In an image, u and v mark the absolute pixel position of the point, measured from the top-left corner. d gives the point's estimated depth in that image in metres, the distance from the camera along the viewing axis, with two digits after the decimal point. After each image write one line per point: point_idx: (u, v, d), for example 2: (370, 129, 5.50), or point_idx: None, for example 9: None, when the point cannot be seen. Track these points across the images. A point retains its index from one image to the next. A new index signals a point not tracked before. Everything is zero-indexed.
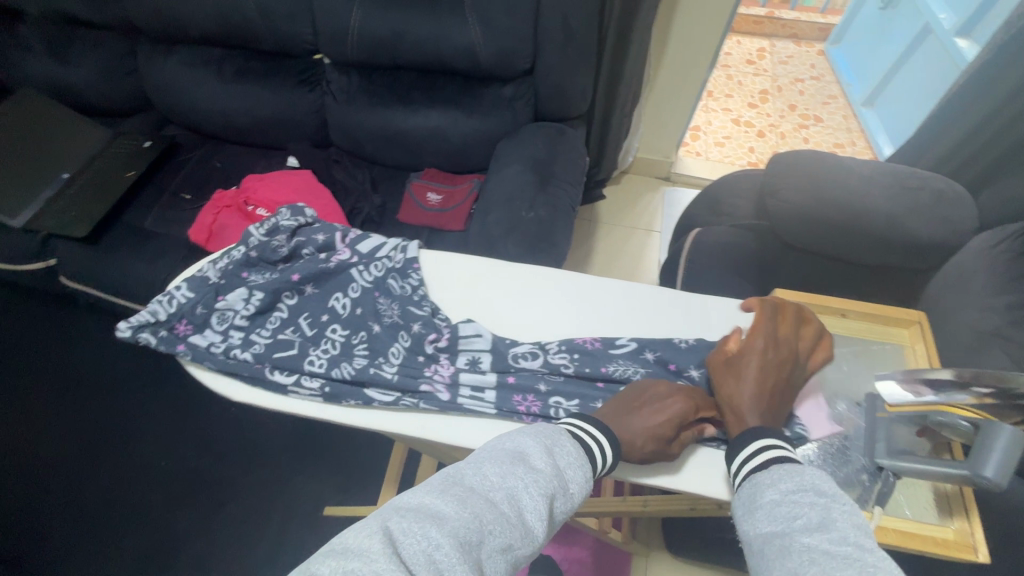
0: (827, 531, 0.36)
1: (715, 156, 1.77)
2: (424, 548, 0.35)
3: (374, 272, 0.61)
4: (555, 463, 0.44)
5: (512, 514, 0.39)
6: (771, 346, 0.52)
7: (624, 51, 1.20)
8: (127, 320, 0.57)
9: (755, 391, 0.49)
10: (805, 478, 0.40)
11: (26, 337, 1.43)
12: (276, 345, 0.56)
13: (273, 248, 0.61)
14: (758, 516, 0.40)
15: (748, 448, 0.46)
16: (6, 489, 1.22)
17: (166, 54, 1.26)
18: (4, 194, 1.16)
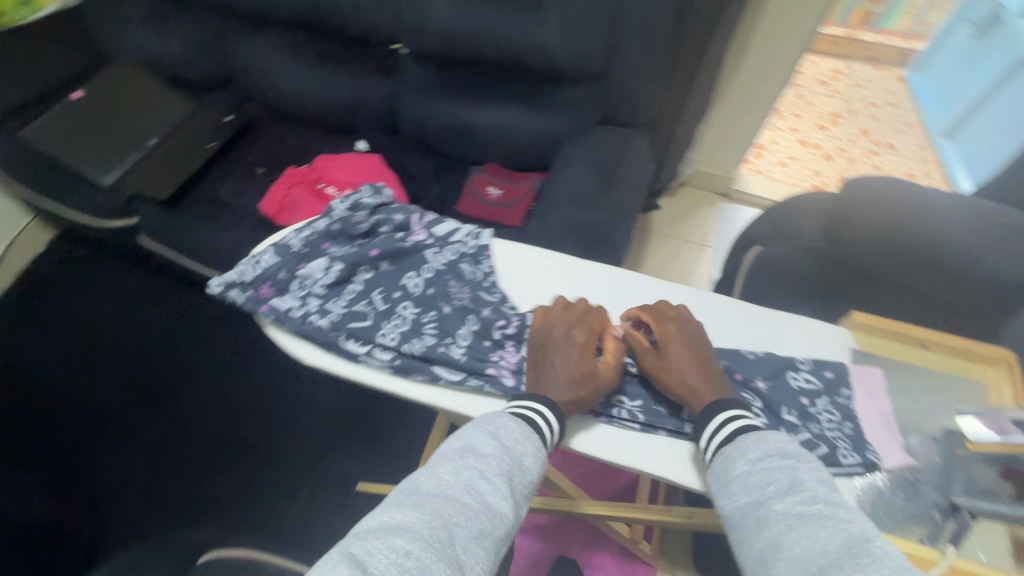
0: (796, 493, 0.41)
1: (779, 176, 1.73)
2: (395, 561, 0.35)
3: (448, 256, 0.63)
4: (504, 444, 0.46)
5: (475, 502, 0.41)
6: (680, 328, 0.56)
7: (699, 62, 1.19)
8: (218, 277, 0.60)
9: (696, 372, 0.53)
10: (768, 450, 0.45)
11: (96, 290, 1.52)
12: (351, 315, 0.58)
13: (355, 223, 0.64)
14: (733, 489, 0.45)
15: (713, 421, 0.50)
16: (70, 429, 1.31)
17: (254, 35, 1.32)
18: (96, 154, 1.24)
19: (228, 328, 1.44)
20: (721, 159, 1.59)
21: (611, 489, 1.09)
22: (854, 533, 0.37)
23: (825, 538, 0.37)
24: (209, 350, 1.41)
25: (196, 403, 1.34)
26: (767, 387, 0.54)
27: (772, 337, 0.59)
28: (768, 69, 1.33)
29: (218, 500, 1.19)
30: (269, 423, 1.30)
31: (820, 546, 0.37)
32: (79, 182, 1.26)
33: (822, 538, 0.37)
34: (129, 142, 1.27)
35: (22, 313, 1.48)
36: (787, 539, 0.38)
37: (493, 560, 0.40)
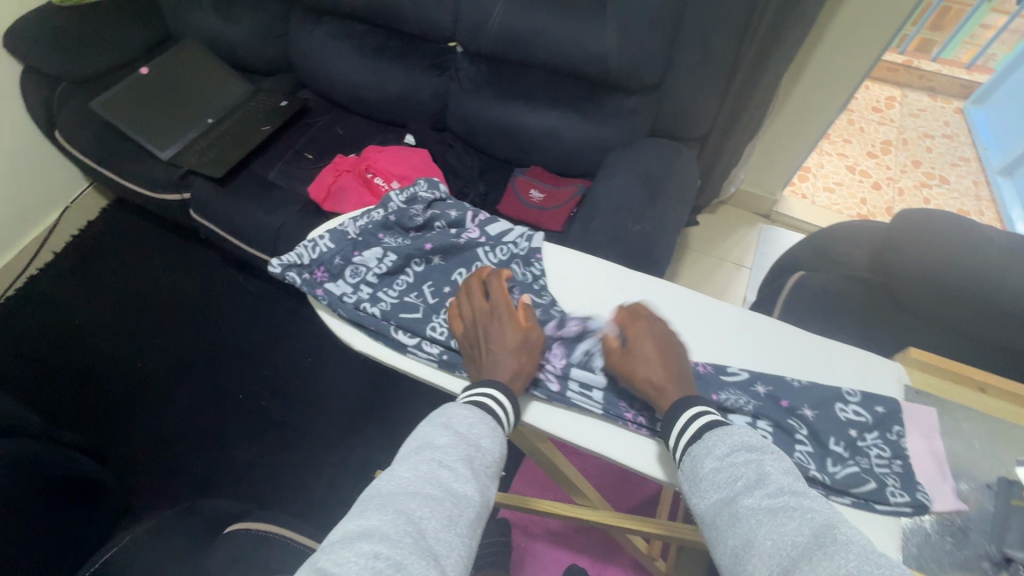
0: (763, 487, 0.42)
1: (823, 202, 1.69)
2: (366, 564, 0.37)
3: (499, 256, 0.66)
4: (461, 431, 0.48)
5: (438, 491, 0.43)
6: (649, 325, 0.57)
7: (755, 81, 1.17)
8: (279, 259, 0.64)
9: (659, 368, 0.53)
10: (731, 445, 0.46)
11: (141, 258, 1.57)
12: (402, 307, 0.62)
13: (410, 216, 0.68)
14: (703, 486, 0.45)
15: (678, 421, 0.50)
16: (110, 391, 1.37)
17: (315, 25, 1.36)
18: (157, 130, 1.30)
19: (264, 307, 1.48)
20: (766, 180, 1.56)
21: (630, 501, 1.08)
22: (820, 521, 0.39)
23: (794, 530, 0.38)
24: (245, 327, 1.45)
25: (230, 377, 1.39)
26: (814, 417, 0.53)
27: (822, 366, 0.58)
28: (826, 92, 1.30)
29: (244, 472, 1.26)
30: (297, 402, 1.35)
31: (791, 538, 0.38)
32: (139, 155, 1.31)
33: (793, 531, 0.38)
34: (189, 121, 1.33)
35: (73, 275, 1.55)
36: (760, 534, 0.39)
37: (467, 544, 0.42)
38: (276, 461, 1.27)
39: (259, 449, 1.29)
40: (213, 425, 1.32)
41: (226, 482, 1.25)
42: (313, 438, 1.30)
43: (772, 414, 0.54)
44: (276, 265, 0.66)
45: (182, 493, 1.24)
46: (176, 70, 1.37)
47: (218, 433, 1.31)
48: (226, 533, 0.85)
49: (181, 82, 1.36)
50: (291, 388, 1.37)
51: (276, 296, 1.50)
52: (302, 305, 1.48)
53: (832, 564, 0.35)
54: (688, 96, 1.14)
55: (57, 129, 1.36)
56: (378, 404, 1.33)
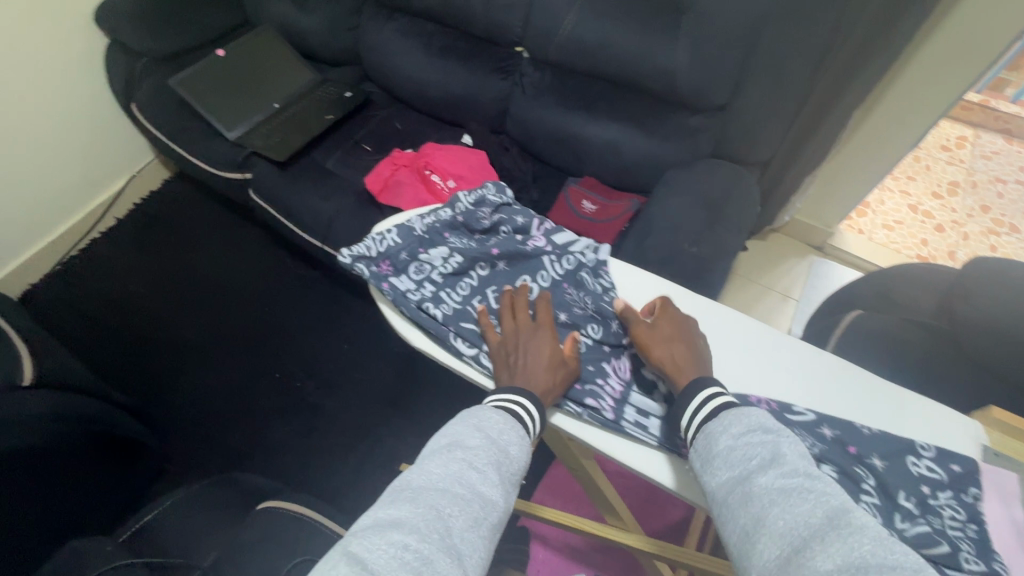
0: (777, 468, 0.43)
1: (881, 239, 1.63)
2: (395, 554, 0.39)
3: (563, 266, 0.70)
4: (490, 434, 0.50)
5: (467, 492, 0.45)
6: (684, 319, 0.62)
7: (827, 110, 1.13)
8: (350, 250, 0.69)
9: (684, 349, 0.58)
10: (748, 427, 0.48)
11: (197, 230, 1.63)
12: (463, 313, 0.66)
13: (477, 218, 0.72)
14: (717, 464, 0.47)
15: (692, 401, 0.54)
16: (157, 355, 1.42)
17: (386, 20, 1.38)
18: (227, 110, 1.34)
19: (308, 291, 1.51)
20: (824, 211, 1.51)
21: (656, 525, 1.06)
22: (834, 504, 0.40)
23: (807, 510, 0.40)
24: (288, 308, 1.49)
25: (269, 356, 1.42)
26: (883, 467, 0.51)
27: (892, 416, 0.57)
28: (900, 126, 1.24)
29: (275, 449, 1.29)
30: (331, 388, 1.37)
31: (803, 518, 0.39)
32: (207, 134, 1.36)
33: (805, 511, 0.40)
34: (257, 104, 1.37)
35: (133, 242, 1.61)
36: (771, 512, 0.41)
37: (488, 545, 0.44)
38: (306, 443, 1.29)
39: (291, 429, 1.31)
40: (249, 401, 1.36)
41: (256, 457, 1.28)
42: (342, 424, 1.32)
43: (838, 459, 0.51)
44: (345, 255, 0.71)
45: (215, 464, 1.27)
46: (249, 54, 1.41)
47: (252, 409, 1.34)
48: (258, 509, 0.87)
49: (253, 66, 1.41)
50: (326, 373, 1.39)
51: (320, 281, 1.53)
52: (344, 292, 1.50)
53: (842, 543, 0.37)
54: (756, 119, 1.11)
55: (133, 102, 1.43)
56: (409, 397, 1.34)
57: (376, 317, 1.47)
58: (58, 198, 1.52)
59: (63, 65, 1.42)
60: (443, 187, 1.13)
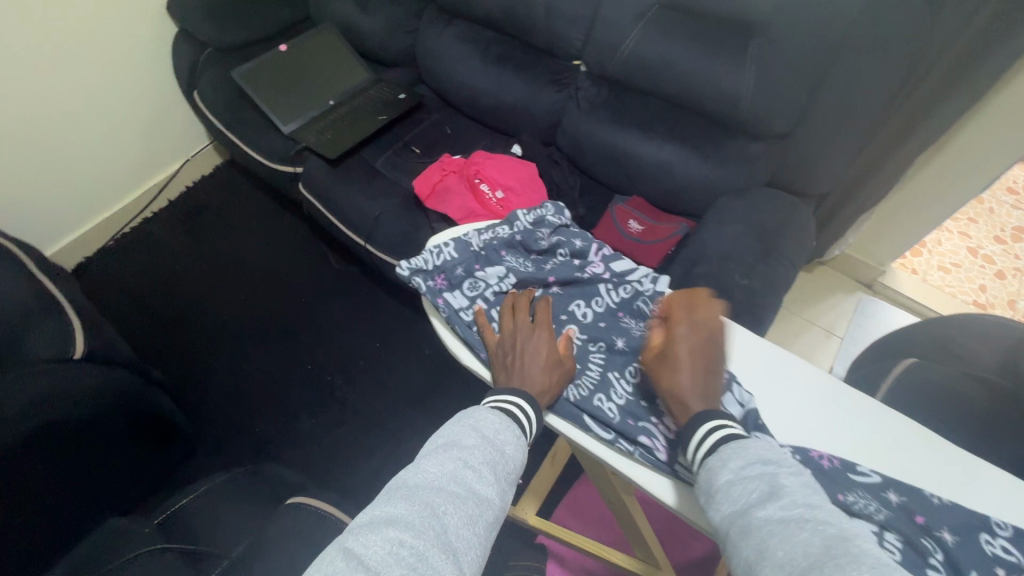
0: (777, 500, 0.43)
1: (935, 281, 1.56)
2: (390, 550, 0.41)
3: (620, 295, 0.68)
4: (487, 434, 0.52)
5: (461, 490, 0.46)
6: (693, 333, 0.57)
7: (895, 146, 1.09)
8: (408, 263, 0.72)
9: (685, 379, 0.55)
10: (746, 460, 0.47)
11: (243, 217, 1.67)
12: None
13: (535, 239, 0.73)
14: (718, 498, 0.47)
15: (698, 430, 0.52)
16: (196, 336, 1.46)
17: (446, 25, 1.40)
18: (285, 105, 1.37)
19: (345, 287, 1.53)
20: (878, 247, 1.45)
21: (679, 559, 1.04)
22: (834, 534, 0.39)
23: (806, 541, 0.39)
24: (324, 302, 1.51)
25: (303, 348, 1.44)
26: (954, 542, 0.48)
27: (962, 488, 0.53)
28: (971, 168, 1.19)
29: (302, 441, 1.30)
30: (360, 385, 1.38)
31: (802, 550, 0.39)
32: (263, 126, 1.39)
33: (804, 542, 0.39)
34: (313, 101, 1.40)
35: (182, 224, 1.66)
36: (772, 544, 0.40)
37: (484, 543, 0.45)
38: (331, 437, 1.31)
39: (318, 422, 1.33)
40: (280, 391, 1.38)
41: (283, 446, 1.30)
42: (368, 423, 1.32)
43: (904, 527, 0.49)
44: (403, 267, 0.73)
45: (243, 450, 1.30)
46: (309, 50, 1.44)
47: (282, 400, 1.36)
48: (287, 504, 0.88)
49: (312, 62, 1.43)
50: (357, 369, 1.40)
51: (357, 278, 1.54)
52: (380, 291, 1.52)
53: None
54: (818, 151, 1.07)
55: (196, 90, 1.47)
56: (437, 401, 1.35)
57: (410, 318, 1.47)
58: (118, 176, 1.58)
59: (134, 50, 1.47)
60: (491, 198, 1.13)
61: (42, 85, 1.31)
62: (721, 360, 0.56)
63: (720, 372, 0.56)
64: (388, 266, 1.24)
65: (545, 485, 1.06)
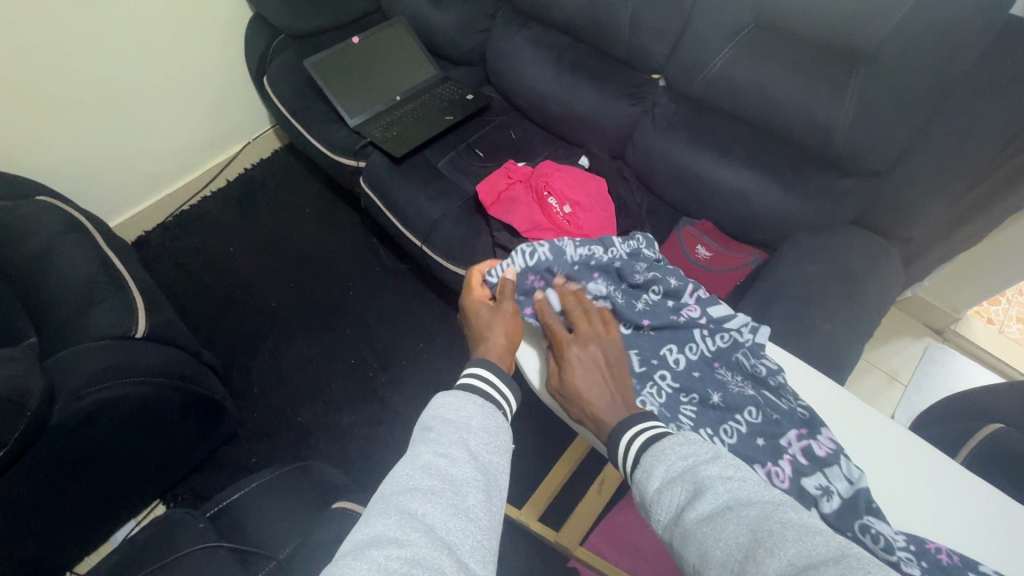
0: (700, 497, 0.45)
1: (1013, 334, 1.46)
2: (378, 566, 0.40)
3: (716, 344, 0.68)
4: (452, 418, 0.54)
5: (437, 483, 0.47)
6: (582, 355, 0.63)
7: (998, 194, 1.01)
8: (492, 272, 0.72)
9: (594, 397, 0.60)
10: (666, 464, 0.50)
11: (298, 203, 1.69)
12: None
13: (633, 271, 0.72)
14: (654, 512, 0.48)
15: (620, 445, 0.55)
16: (244, 318, 1.48)
17: (520, 28, 1.37)
18: (352, 98, 1.37)
19: (394, 283, 1.52)
20: (954, 295, 1.35)
21: None
22: (756, 516, 0.42)
23: (735, 532, 0.41)
24: (371, 296, 1.51)
25: (347, 342, 1.44)
26: None
27: None
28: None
29: (340, 435, 1.30)
30: (401, 384, 1.37)
31: (733, 542, 0.41)
32: (328, 117, 1.39)
33: (733, 534, 0.41)
34: (380, 96, 1.39)
35: (237, 206, 1.68)
36: (707, 544, 0.42)
37: (477, 523, 0.46)
38: (370, 435, 1.30)
39: (357, 418, 1.32)
40: (322, 382, 1.38)
41: (322, 439, 1.30)
42: (408, 425, 1.31)
43: None
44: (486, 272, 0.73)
45: (282, 437, 1.30)
46: (379, 43, 1.43)
47: (324, 391, 1.36)
48: (334, 507, 0.86)
49: (381, 55, 1.42)
50: (400, 368, 1.40)
51: (407, 276, 1.53)
52: (428, 291, 1.51)
53: (772, 558, 0.38)
54: (914, 191, 1.00)
55: (265, 75, 1.48)
56: None
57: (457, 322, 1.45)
58: (183, 155, 1.61)
59: (209, 32, 1.49)
60: (558, 213, 1.10)
61: (118, 61, 1.33)
62: (612, 370, 0.63)
63: (617, 378, 0.62)
64: (444, 269, 1.22)
65: (589, 512, 1.03)
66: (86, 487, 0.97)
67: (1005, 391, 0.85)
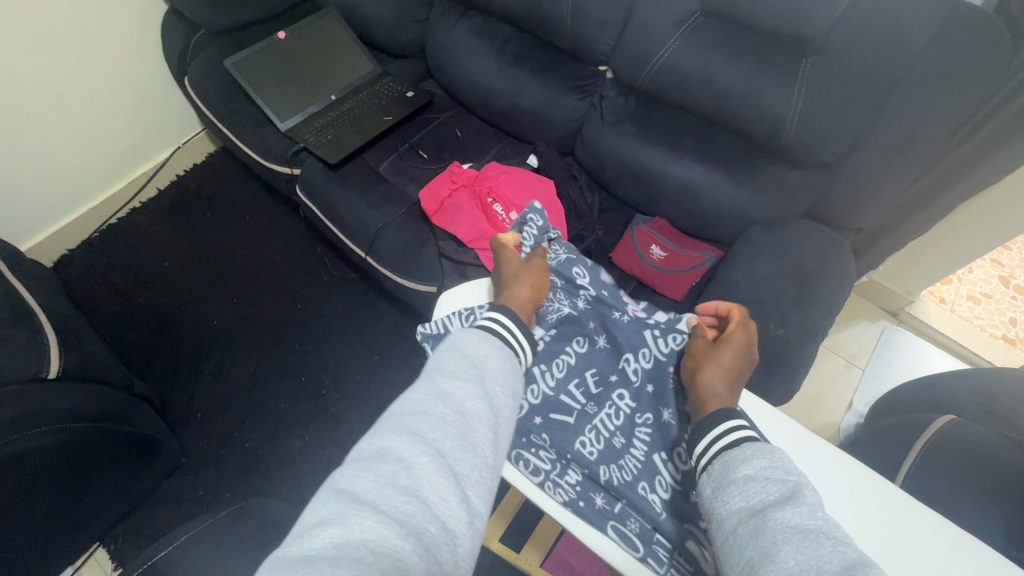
0: (796, 506, 0.44)
1: (963, 312, 1.49)
2: (385, 483, 0.41)
3: (665, 345, 0.70)
4: (472, 356, 0.53)
5: (451, 413, 0.47)
6: (740, 342, 0.64)
7: (954, 180, 0.99)
8: (425, 328, 0.74)
9: (725, 379, 0.60)
10: (769, 460, 0.48)
11: (238, 210, 1.58)
12: (556, 405, 0.69)
13: (575, 289, 0.78)
14: (733, 490, 0.47)
15: (721, 425, 0.54)
16: (184, 338, 1.39)
17: (459, 18, 1.28)
18: (282, 99, 1.27)
19: (344, 294, 1.45)
20: (908, 278, 1.35)
21: None
22: (852, 556, 0.39)
23: (825, 556, 0.40)
24: (319, 308, 1.43)
25: (296, 358, 1.36)
26: None
27: None
28: (1007, 215, 1.08)
29: (290, 458, 1.24)
30: (355, 400, 1.31)
31: (819, 563, 0.39)
32: (257, 121, 1.29)
33: (822, 555, 0.40)
34: (313, 96, 1.30)
35: (170, 217, 1.56)
36: (785, 551, 0.40)
37: (483, 459, 0.47)
38: (322, 456, 1.24)
39: (309, 440, 1.26)
40: (271, 403, 1.31)
41: (273, 463, 1.24)
42: None
43: None
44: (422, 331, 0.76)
45: (230, 465, 1.23)
46: (309, 36, 1.32)
47: (273, 413, 1.29)
48: None
49: (311, 50, 1.32)
50: (353, 383, 1.33)
51: (357, 284, 1.46)
52: (380, 300, 1.44)
53: None
54: (867, 184, 0.97)
55: (186, 76, 1.36)
56: None
57: (411, 332, 1.39)
58: (103, 164, 1.48)
59: (120, 27, 1.35)
60: (505, 220, 1.06)
61: (13, 65, 1.18)
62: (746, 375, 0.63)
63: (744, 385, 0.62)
64: (390, 281, 1.15)
65: (551, 530, 0.99)
66: (32, 536, 0.91)
67: (956, 383, 0.83)
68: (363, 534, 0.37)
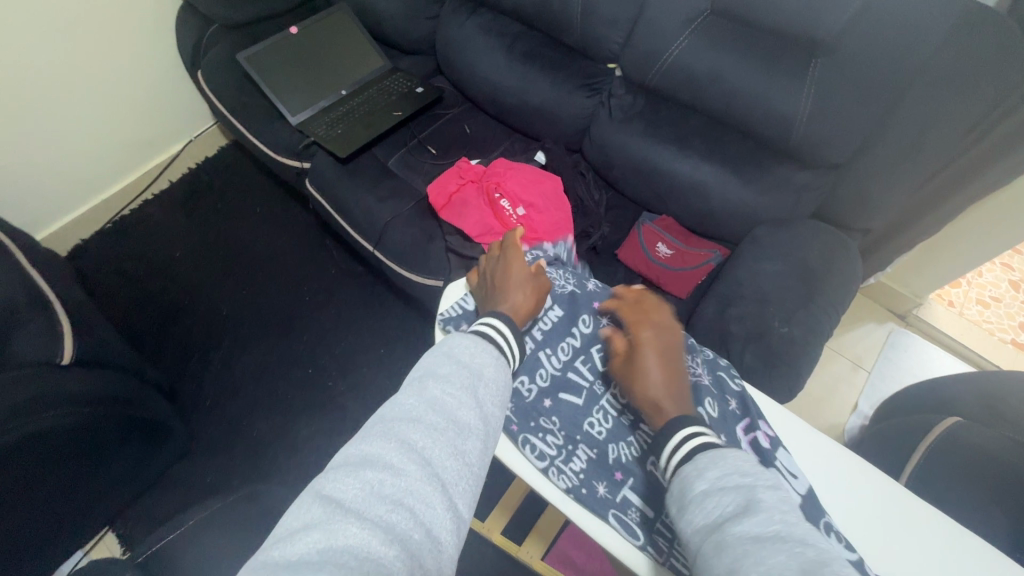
0: (752, 515, 0.42)
1: (972, 316, 1.48)
2: (371, 489, 0.42)
3: None
4: (467, 364, 0.53)
5: (442, 421, 0.48)
6: (655, 335, 0.65)
7: (962, 182, 0.99)
8: (442, 316, 0.75)
9: (662, 387, 0.59)
10: (722, 469, 0.47)
11: (249, 202, 1.60)
12: (563, 386, 0.70)
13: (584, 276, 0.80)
14: (695, 509, 0.46)
15: (674, 438, 0.53)
16: (194, 327, 1.41)
17: (470, 15, 1.29)
18: (293, 93, 1.28)
19: (351, 287, 1.46)
20: (916, 281, 1.35)
21: None
22: (811, 557, 0.37)
23: (782, 563, 0.37)
24: (327, 301, 1.45)
25: (304, 349, 1.38)
26: None
27: None
28: (1017, 219, 1.08)
29: (296, 447, 1.25)
30: (361, 392, 1.32)
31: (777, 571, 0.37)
32: (269, 114, 1.30)
33: (778, 564, 0.38)
34: (323, 90, 1.31)
35: (183, 210, 1.59)
36: (744, 564, 0.38)
37: (471, 468, 0.47)
38: (327, 446, 1.25)
39: (314, 430, 1.27)
40: (278, 393, 1.32)
41: (279, 452, 1.25)
42: None
43: None
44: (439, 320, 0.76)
45: (237, 453, 1.25)
46: (320, 31, 1.33)
47: (280, 402, 1.31)
48: None
49: (322, 45, 1.33)
50: (359, 375, 1.34)
51: (364, 278, 1.48)
52: (387, 293, 1.45)
53: None
54: (874, 185, 0.97)
55: (200, 70, 1.38)
56: None
57: (417, 325, 1.40)
58: (116, 155, 1.50)
59: (135, 21, 1.37)
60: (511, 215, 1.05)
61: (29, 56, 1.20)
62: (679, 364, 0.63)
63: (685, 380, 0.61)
64: (397, 273, 1.16)
65: (553, 523, 1.00)
66: (46, 514, 0.93)
67: (960, 384, 0.83)
68: (346, 540, 0.38)
